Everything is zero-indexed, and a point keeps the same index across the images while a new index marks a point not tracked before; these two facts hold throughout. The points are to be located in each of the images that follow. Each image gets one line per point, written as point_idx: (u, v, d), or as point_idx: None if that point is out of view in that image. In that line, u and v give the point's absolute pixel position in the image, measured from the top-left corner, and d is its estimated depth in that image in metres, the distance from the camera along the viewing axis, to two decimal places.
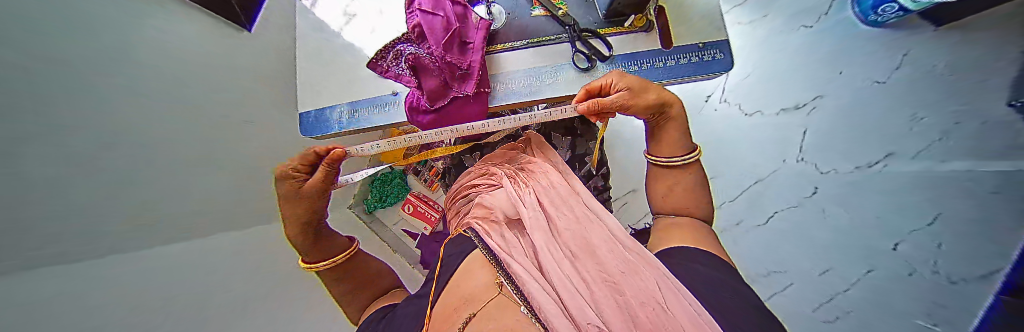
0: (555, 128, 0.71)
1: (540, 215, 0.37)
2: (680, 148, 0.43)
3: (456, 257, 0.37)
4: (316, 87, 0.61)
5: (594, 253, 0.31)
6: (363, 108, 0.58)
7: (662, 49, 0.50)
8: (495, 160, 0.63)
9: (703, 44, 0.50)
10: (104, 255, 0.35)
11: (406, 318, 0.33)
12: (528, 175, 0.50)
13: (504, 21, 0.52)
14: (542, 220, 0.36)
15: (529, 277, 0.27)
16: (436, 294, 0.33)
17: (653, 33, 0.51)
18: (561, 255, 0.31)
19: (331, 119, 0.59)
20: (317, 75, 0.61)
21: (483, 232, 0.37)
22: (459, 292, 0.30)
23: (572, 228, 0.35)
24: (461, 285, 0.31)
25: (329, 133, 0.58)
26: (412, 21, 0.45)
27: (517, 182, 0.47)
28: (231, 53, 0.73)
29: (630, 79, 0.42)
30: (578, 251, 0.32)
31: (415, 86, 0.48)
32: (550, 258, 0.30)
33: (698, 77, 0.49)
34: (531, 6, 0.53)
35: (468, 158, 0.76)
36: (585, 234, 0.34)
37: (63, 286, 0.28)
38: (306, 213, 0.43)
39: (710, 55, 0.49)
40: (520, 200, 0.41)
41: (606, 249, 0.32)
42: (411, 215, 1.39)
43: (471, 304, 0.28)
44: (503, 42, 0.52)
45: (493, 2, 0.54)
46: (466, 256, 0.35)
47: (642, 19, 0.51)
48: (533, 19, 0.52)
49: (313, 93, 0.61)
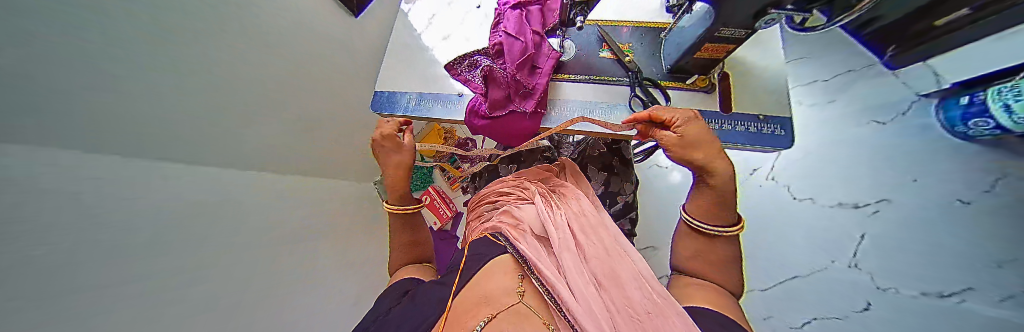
0: (593, 162, 0.73)
1: (571, 238, 0.40)
2: (718, 218, 0.41)
3: (481, 257, 0.39)
4: (395, 74, 0.70)
5: (623, 290, 0.34)
6: (427, 100, 0.66)
7: (720, 112, 0.51)
8: (529, 175, 0.66)
9: (763, 117, 0.50)
10: (150, 177, 0.39)
11: (429, 300, 0.36)
12: (560, 198, 0.53)
13: (573, 55, 0.57)
14: (571, 243, 0.39)
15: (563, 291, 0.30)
16: (459, 288, 0.35)
17: (713, 95, 0.53)
18: (590, 283, 0.34)
19: (400, 102, 0.67)
20: (398, 66, 0.70)
21: (513, 238, 0.40)
22: (481, 289, 0.33)
23: (601, 260, 0.38)
24: (484, 283, 0.33)
25: (394, 114, 0.66)
26: (496, 39, 0.51)
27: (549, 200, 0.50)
28: (331, 31, 0.85)
29: (694, 129, 0.41)
30: (603, 281, 0.35)
31: (481, 93, 0.54)
32: (579, 279, 0.33)
33: (752, 147, 0.49)
34: (600, 48, 0.57)
35: (503, 168, 0.80)
36: (614, 268, 0.37)
37: (88, 201, 0.30)
38: (405, 163, 0.52)
39: (770, 128, 0.49)
40: (551, 218, 0.44)
41: (634, 287, 0.35)
42: (428, 208, 1.43)
43: (490, 304, 0.30)
44: (568, 73, 0.57)
45: (567, 36, 0.59)
46: (491, 259, 0.38)
47: (706, 80, 0.53)
48: (600, 59, 0.57)
49: (390, 79, 0.69)
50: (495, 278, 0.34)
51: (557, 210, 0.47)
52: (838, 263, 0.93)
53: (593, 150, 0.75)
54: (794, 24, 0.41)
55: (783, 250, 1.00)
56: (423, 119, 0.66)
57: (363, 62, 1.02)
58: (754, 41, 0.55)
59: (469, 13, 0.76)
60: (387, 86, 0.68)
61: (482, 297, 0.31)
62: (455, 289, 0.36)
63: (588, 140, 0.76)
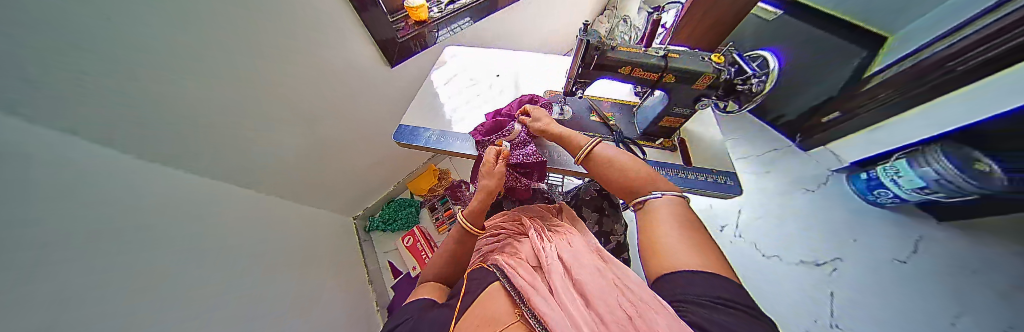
0: (586, 205, 0.82)
1: (558, 265, 0.50)
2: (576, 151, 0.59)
3: (480, 286, 0.50)
4: (422, 115, 0.85)
5: (605, 292, 0.40)
6: (446, 138, 0.78)
7: (685, 164, 0.66)
8: (530, 206, 0.77)
9: (716, 170, 0.65)
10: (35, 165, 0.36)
11: (437, 321, 0.44)
12: (556, 233, 0.64)
13: (570, 116, 0.73)
14: (561, 267, 0.50)
15: (547, 308, 0.38)
16: (462, 313, 0.45)
17: (676, 153, 0.69)
18: (570, 297, 0.41)
19: (422, 134, 0.79)
20: (423, 111, 0.86)
21: (507, 268, 0.50)
22: (484, 313, 0.42)
23: (588, 276, 0.45)
24: (486, 308, 0.43)
25: (415, 143, 0.77)
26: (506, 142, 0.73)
27: (543, 235, 0.61)
28: (350, 74, 1.00)
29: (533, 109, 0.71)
30: (586, 296, 0.42)
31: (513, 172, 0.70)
32: (565, 298, 0.41)
33: (716, 194, 0.60)
34: (589, 114, 0.73)
35: (507, 202, 0.87)
36: (598, 281, 0.43)
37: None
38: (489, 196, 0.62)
39: (723, 179, 0.63)
40: (541, 252, 0.55)
41: (614, 289, 0.41)
42: (407, 249, 1.39)
43: (495, 325, 0.39)
44: None
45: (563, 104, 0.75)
46: (488, 286, 0.48)
47: (670, 142, 0.70)
48: (590, 121, 0.71)
49: (414, 119, 0.84)
50: (495, 304, 0.43)
51: (551, 245, 0.58)
52: (818, 323, 0.95)
53: (587, 193, 0.84)
54: (721, 109, 0.59)
55: (785, 300, 1.03)
56: (439, 151, 0.76)
57: (368, 103, 1.14)
58: (697, 118, 0.76)
59: (485, 81, 0.96)
60: (411, 122, 0.83)
61: (483, 319, 0.41)
62: (457, 317, 0.44)
63: (583, 185, 0.87)
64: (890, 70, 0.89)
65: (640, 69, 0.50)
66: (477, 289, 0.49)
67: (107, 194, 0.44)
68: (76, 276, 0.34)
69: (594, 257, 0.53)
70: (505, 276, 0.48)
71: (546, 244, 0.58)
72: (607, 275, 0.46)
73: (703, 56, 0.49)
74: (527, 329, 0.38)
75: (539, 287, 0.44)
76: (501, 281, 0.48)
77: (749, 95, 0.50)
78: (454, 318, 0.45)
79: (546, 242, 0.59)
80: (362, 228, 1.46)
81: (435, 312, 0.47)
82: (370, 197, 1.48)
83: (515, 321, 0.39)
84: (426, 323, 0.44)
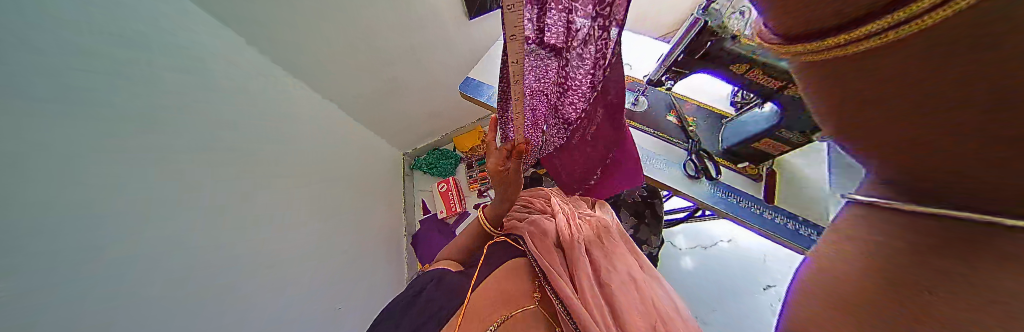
0: (626, 208, 0.77)
1: (585, 262, 0.52)
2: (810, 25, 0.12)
3: (497, 263, 0.53)
4: (489, 71, 0.86)
5: (638, 316, 0.45)
6: None
7: (763, 200, 0.60)
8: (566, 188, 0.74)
9: (800, 217, 0.58)
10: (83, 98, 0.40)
11: (452, 287, 0.48)
12: (589, 225, 0.61)
13: (645, 109, 0.70)
14: (590, 267, 0.52)
15: (579, 307, 0.43)
16: (477, 282, 0.49)
17: (760, 183, 0.62)
18: (601, 304, 0.46)
19: (485, 92, 0.80)
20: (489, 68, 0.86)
21: (534, 249, 0.52)
22: (498, 291, 0.47)
23: (623, 286, 0.50)
24: (500, 288, 0.47)
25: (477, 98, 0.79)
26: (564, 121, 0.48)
27: (574, 223, 0.59)
28: (421, 26, 0.99)
29: None
30: (615, 307, 0.46)
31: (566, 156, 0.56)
32: (588, 299, 0.45)
33: (786, 241, 0.56)
34: (668, 112, 0.69)
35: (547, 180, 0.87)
36: (634, 299, 0.48)
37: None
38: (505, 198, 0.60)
39: (804, 230, 0.57)
40: (569, 242, 0.55)
41: (648, 316, 0.45)
42: (440, 195, 1.52)
43: (509, 306, 0.45)
44: (637, 122, 0.70)
45: (642, 94, 0.72)
46: (504, 266, 0.52)
47: (756, 170, 0.62)
48: (665, 120, 0.68)
49: (481, 73, 0.85)
50: (511, 282, 0.49)
51: (581, 239, 0.56)
52: None
53: (630, 196, 0.78)
54: None
55: None
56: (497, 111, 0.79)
57: (436, 55, 1.15)
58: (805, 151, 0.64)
59: None
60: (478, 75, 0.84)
61: (497, 298, 0.46)
62: (472, 285, 0.48)
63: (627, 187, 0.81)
64: None
65: (762, 71, 0.44)
66: (495, 263, 0.53)
67: (166, 114, 0.51)
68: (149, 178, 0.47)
69: (630, 259, 0.57)
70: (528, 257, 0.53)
71: (574, 231, 0.57)
72: (641, 288, 0.50)
73: None
74: (542, 316, 0.45)
75: (562, 280, 0.47)
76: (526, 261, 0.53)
77: None
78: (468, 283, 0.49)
79: (574, 232, 0.57)
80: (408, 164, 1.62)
81: (454, 275, 0.52)
82: (422, 141, 1.59)
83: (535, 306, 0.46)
84: (444, 282, 0.49)
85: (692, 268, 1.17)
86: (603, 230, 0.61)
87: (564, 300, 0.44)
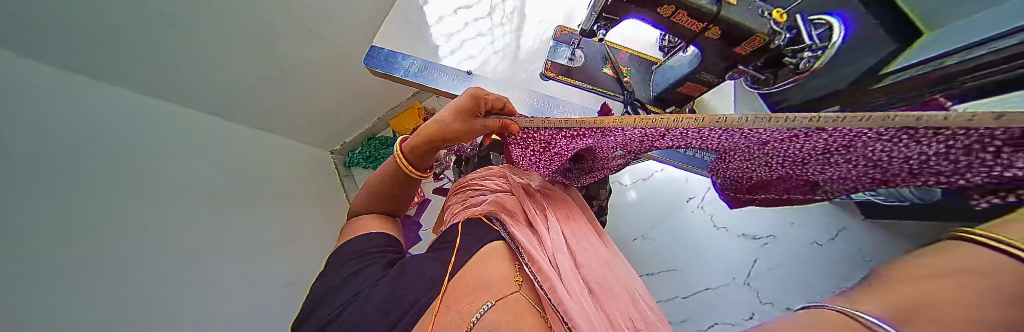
0: None
1: (561, 243, 0.51)
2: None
3: (473, 245, 0.47)
4: (398, 44, 0.97)
5: (609, 294, 0.46)
6: (425, 73, 0.93)
7: None
8: (515, 162, 0.74)
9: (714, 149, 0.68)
10: None
11: (420, 269, 0.46)
12: (555, 205, 0.62)
13: (581, 63, 0.93)
14: (563, 246, 0.51)
15: (555, 280, 0.39)
16: (453, 273, 0.43)
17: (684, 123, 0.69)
18: (580, 284, 0.44)
19: (400, 66, 0.92)
20: (396, 41, 0.97)
21: (510, 227, 0.49)
22: (474, 278, 0.41)
23: (592, 265, 0.50)
24: (474, 273, 0.41)
25: (394, 74, 0.91)
26: (774, 134, 0.30)
27: (543, 206, 0.58)
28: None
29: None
30: (592, 287, 0.46)
31: (715, 145, 0.40)
32: (569, 279, 0.43)
33: None
34: None
35: (496, 154, 0.83)
36: (605, 279, 0.49)
37: None
38: (437, 138, 0.63)
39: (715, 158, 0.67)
40: (542, 222, 0.54)
41: (620, 297, 0.47)
42: None
43: (488, 292, 0.38)
44: (576, 79, 0.93)
45: (576, 52, 0.94)
46: (478, 250, 0.45)
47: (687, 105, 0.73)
48: None
49: (385, 43, 0.96)
50: (488, 266, 0.42)
51: (551, 221, 0.55)
52: (735, 280, 1.04)
53: None
54: (753, 86, 0.75)
55: (707, 267, 1.12)
56: (423, 86, 0.92)
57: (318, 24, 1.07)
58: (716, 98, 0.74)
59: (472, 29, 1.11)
60: (387, 46, 0.95)
61: (472, 286, 0.39)
62: (449, 274, 0.43)
63: None
64: (900, 74, 0.80)
65: (687, 15, 0.60)
66: (472, 246, 0.46)
67: None
68: (123, 218, 0.68)
69: (595, 238, 0.59)
70: (507, 239, 0.47)
71: (543, 212, 0.57)
72: (607, 266, 0.52)
73: (765, 12, 0.60)
74: (527, 300, 0.38)
75: (542, 259, 0.43)
76: (504, 241, 0.47)
77: (792, 70, 0.66)
78: (443, 272, 0.44)
79: (542, 215, 0.56)
80: (343, 164, 1.50)
81: (417, 261, 0.48)
82: (349, 132, 1.49)
83: (519, 291, 0.39)
84: (407, 276, 0.45)
85: (636, 198, 1.40)
86: (569, 210, 0.63)
87: (546, 282, 0.39)
